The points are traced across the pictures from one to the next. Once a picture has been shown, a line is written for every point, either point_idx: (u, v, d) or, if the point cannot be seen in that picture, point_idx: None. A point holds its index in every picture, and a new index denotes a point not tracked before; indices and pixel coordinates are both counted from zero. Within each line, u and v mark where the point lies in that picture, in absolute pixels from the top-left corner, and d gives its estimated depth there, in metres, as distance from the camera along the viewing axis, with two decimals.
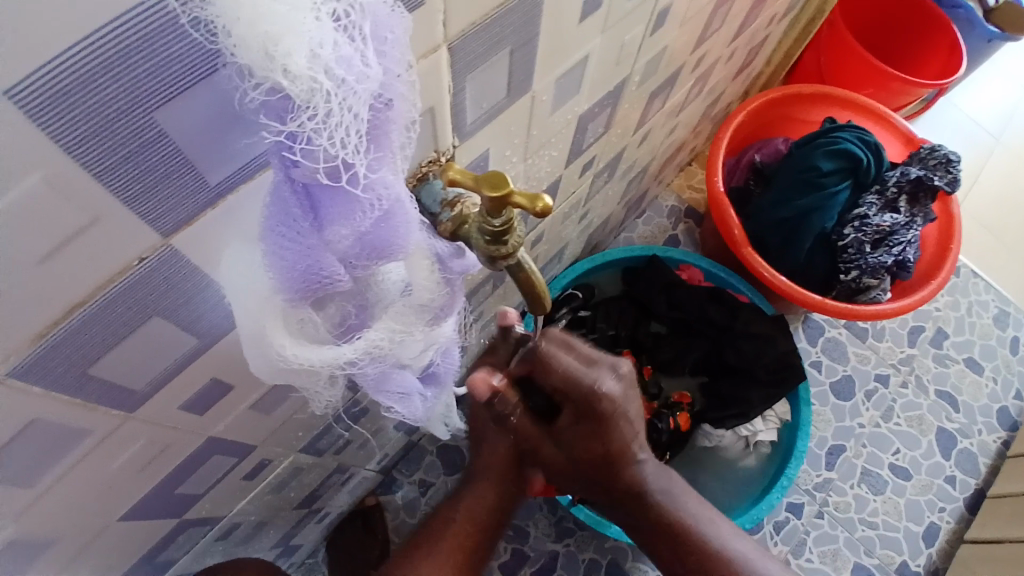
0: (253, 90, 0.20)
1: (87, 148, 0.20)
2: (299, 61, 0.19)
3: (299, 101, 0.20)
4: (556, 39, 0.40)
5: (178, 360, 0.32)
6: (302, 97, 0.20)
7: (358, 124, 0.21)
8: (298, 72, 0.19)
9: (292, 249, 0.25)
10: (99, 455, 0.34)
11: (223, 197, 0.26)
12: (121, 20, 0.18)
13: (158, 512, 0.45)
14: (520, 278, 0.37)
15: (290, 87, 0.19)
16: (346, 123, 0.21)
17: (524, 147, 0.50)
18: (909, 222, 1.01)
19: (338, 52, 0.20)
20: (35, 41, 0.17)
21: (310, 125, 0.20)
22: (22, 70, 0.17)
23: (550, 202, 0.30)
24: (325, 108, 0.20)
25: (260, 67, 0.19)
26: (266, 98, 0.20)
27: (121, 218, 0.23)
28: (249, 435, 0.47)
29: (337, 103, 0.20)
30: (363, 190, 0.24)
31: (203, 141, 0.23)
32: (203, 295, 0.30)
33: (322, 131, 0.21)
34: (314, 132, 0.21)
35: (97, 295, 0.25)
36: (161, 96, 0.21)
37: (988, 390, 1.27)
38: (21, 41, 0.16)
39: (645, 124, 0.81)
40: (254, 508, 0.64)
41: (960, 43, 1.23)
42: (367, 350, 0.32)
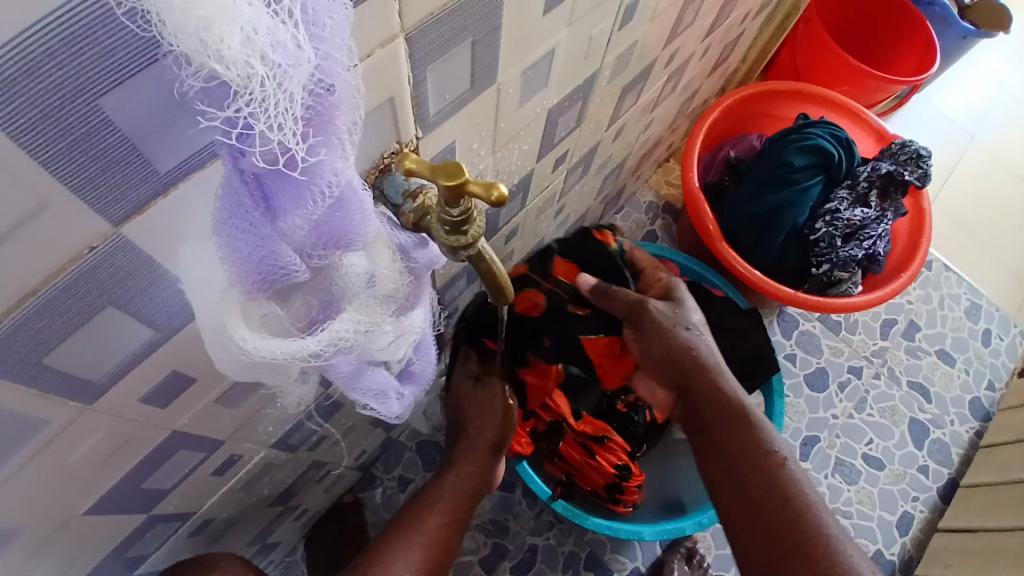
0: (193, 79, 0.20)
1: (30, 135, 0.20)
2: (233, 45, 0.18)
3: (239, 89, 0.19)
4: (519, 32, 0.41)
5: (138, 350, 0.32)
6: (240, 84, 0.19)
7: (299, 108, 0.21)
8: (234, 58, 0.18)
9: (247, 239, 0.25)
10: (57, 447, 0.33)
11: (175, 185, 0.25)
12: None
13: (125, 505, 0.45)
14: (482, 268, 0.37)
15: (228, 74, 0.19)
16: (284, 108, 0.21)
17: (493, 139, 0.50)
18: (879, 217, 1.04)
19: (273, 36, 0.19)
20: None
21: (248, 111, 0.20)
22: None
23: (505, 190, 0.30)
24: (261, 94, 0.20)
25: (198, 54, 0.18)
26: (206, 86, 0.20)
27: (67, 207, 0.23)
28: (217, 428, 0.47)
29: (273, 86, 0.20)
30: (309, 175, 0.24)
31: (151, 130, 0.23)
32: (159, 285, 0.29)
33: (261, 115, 0.20)
34: (252, 117, 0.20)
35: (48, 284, 0.24)
36: (107, 83, 0.21)
37: (960, 381, 1.30)
38: None
39: (618, 119, 0.81)
40: (225, 504, 0.64)
41: (932, 42, 1.25)
42: (333, 340, 0.31)
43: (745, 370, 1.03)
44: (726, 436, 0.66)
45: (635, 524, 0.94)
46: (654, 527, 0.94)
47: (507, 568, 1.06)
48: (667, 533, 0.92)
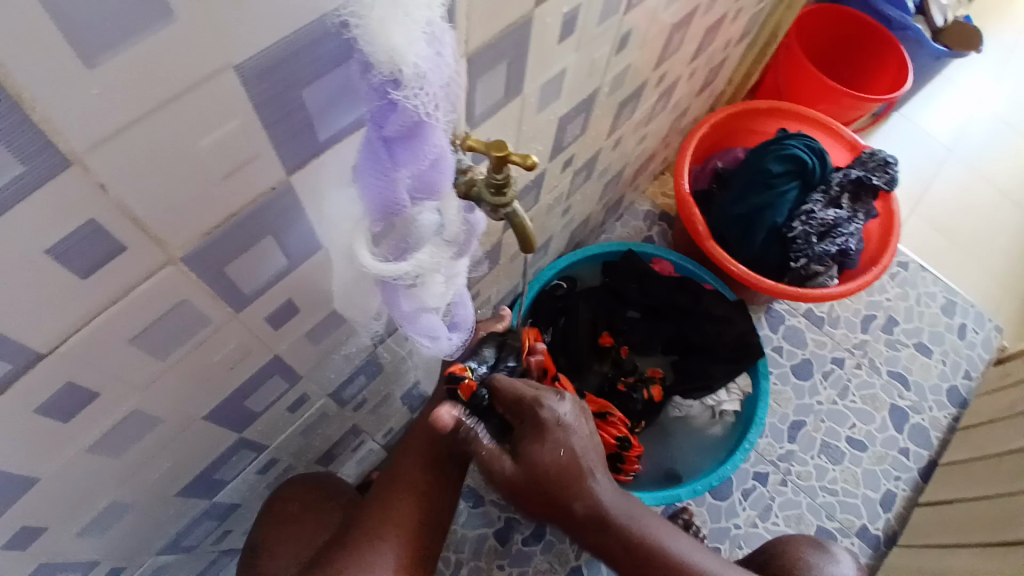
0: (376, 77, 0.32)
1: (265, 109, 0.33)
2: (410, 63, 0.31)
3: (406, 82, 0.32)
4: (540, 55, 0.55)
5: (276, 273, 0.45)
6: (408, 80, 0.32)
7: (434, 95, 0.34)
8: (410, 64, 0.31)
9: (376, 179, 0.38)
10: (207, 346, 0.46)
11: (324, 151, 0.39)
12: (306, 28, 0.31)
13: (229, 419, 0.58)
14: (516, 225, 0.50)
15: (404, 72, 0.32)
16: (426, 100, 0.34)
17: (517, 138, 0.64)
18: (851, 217, 1.17)
19: (427, 53, 0.32)
20: (259, 37, 0.29)
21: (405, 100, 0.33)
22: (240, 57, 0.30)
23: (535, 159, 0.43)
24: (416, 91, 0.33)
25: (387, 60, 0.31)
26: (383, 82, 0.33)
27: (267, 158, 0.36)
28: (300, 363, 0.60)
29: (424, 86, 0.33)
30: (428, 144, 0.37)
31: (323, 110, 0.36)
32: (301, 223, 0.43)
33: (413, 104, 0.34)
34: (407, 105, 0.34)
35: (242, 209, 0.38)
36: (310, 80, 0.34)
37: (937, 370, 1.42)
38: (247, 39, 0.29)
39: (616, 130, 0.95)
40: (288, 446, 0.77)
41: (904, 64, 1.41)
42: (417, 266, 0.45)
43: (730, 354, 1.16)
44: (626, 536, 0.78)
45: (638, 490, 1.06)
46: (652, 495, 1.05)
47: (518, 539, 1.17)
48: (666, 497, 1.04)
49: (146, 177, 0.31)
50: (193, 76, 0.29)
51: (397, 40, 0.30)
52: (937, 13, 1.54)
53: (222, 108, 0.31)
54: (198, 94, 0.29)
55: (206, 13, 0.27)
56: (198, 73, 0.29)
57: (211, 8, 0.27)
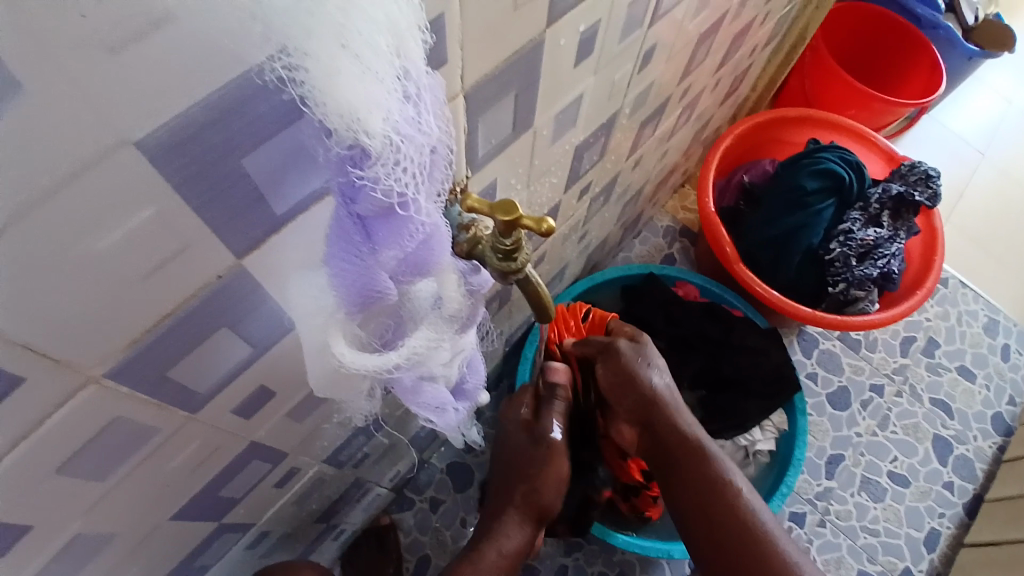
0: (335, 145, 0.24)
1: (189, 188, 0.25)
2: (375, 123, 0.23)
3: (374, 155, 0.24)
4: (554, 81, 0.46)
5: (238, 365, 0.37)
6: (376, 152, 0.24)
7: (415, 168, 0.26)
8: (376, 133, 0.24)
9: (352, 268, 0.29)
10: (161, 453, 0.38)
11: (284, 226, 0.31)
12: (234, 81, 0.23)
13: (204, 513, 0.50)
14: (529, 290, 0.42)
15: (368, 143, 0.24)
16: (405, 167, 0.26)
17: (528, 175, 0.55)
18: (892, 236, 1.07)
19: (401, 116, 0.25)
20: (163, 100, 0.21)
21: (380, 171, 0.25)
22: (146, 125, 0.22)
23: (553, 223, 0.35)
24: (390, 157, 0.25)
25: (345, 129, 0.23)
26: (346, 151, 0.25)
27: (204, 246, 0.28)
28: (283, 443, 0.52)
29: (399, 152, 0.25)
30: (414, 217, 0.29)
31: (275, 180, 0.28)
32: (263, 308, 0.34)
33: (389, 175, 0.25)
34: (381, 177, 0.25)
35: (180, 307, 0.30)
36: (249, 146, 0.26)
37: (981, 398, 1.31)
38: (148, 101, 0.21)
39: (637, 150, 0.86)
40: (279, 518, 0.69)
41: (937, 64, 1.30)
42: (408, 355, 0.37)
43: (766, 388, 1.06)
44: (686, 476, 0.71)
45: (665, 542, 0.97)
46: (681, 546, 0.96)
47: None
48: None
49: (29, 296, 0.23)
50: (75, 164, 0.21)
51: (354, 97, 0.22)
52: (970, 10, 1.43)
53: (124, 194, 0.23)
54: (83, 186, 0.22)
55: (76, 83, 0.19)
56: (80, 157, 0.21)
57: (85, 74, 0.19)
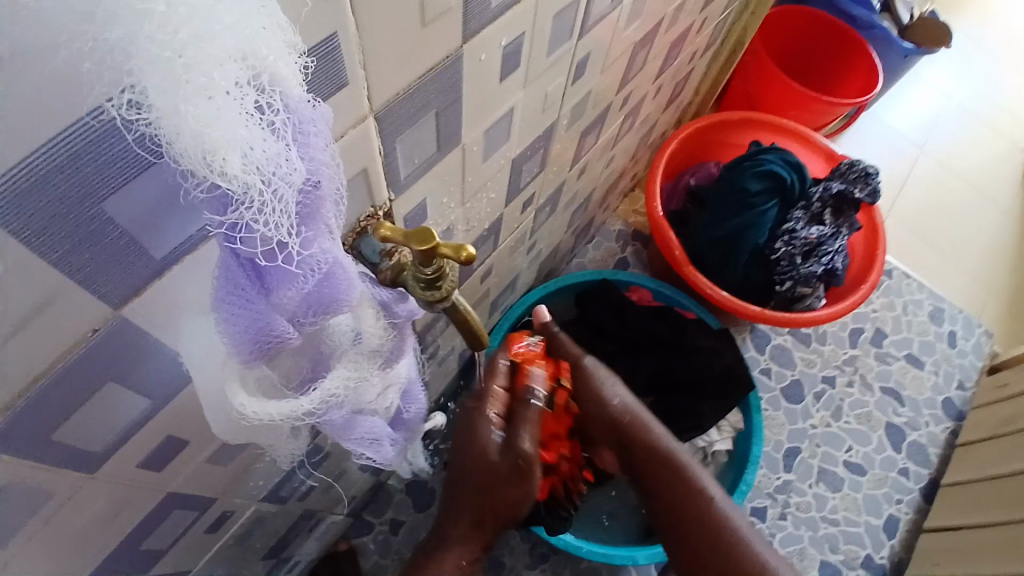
0: (196, 187, 0.22)
1: (43, 241, 0.22)
2: (233, 163, 0.21)
3: (238, 194, 0.22)
4: (479, 97, 0.44)
5: (136, 418, 0.34)
6: (239, 190, 0.22)
7: (290, 204, 0.24)
8: (234, 173, 0.21)
9: (243, 313, 0.27)
10: (58, 519, 0.35)
11: (169, 268, 0.28)
12: (76, 124, 0.20)
13: (123, 570, 0.47)
14: (457, 318, 0.40)
15: (227, 183, 0.22)
16: (280, 210, 0.24)
17: (461, 193, 0.53)
18: (834, 233, 1.09)
19: (267, 149, 0.22)
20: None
21: (248, 214, 0.23)
22: None
23: (473, 250, 0.33)
24: (259, 200, 0.23)
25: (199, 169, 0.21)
26: (208, 193, 0.23)
27: (72, 299, 0.25)
28: (209, 487, 0.49)
29: (270, 194, 0.23)
30: (304, 258, 0.27)
31: (147, 222, 0.25)
32: (155, 357, 0.32)
33: (259, 218, 0.23)
34: (252, 220, 0.23)
35: (54, 367, 0.27)
36: (108, 190, 0.23)
37: (930, 383, 1.34)
38: None
39: (581, 158, 0.86)
40: (219, 561, 0.65)
41: (874, 65, 1.33)
42: (324, 398, 0.34)
43: (720, 389, 1.06)
44: (655, 479, 0.74)
45: (628, 547, 0.95)
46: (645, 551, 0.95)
47: None
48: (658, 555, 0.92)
49: None
50: None
51: (208, 134, 0.20)
52: (903, 9, 1.47)
53: None
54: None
55: None
56: None
57: None
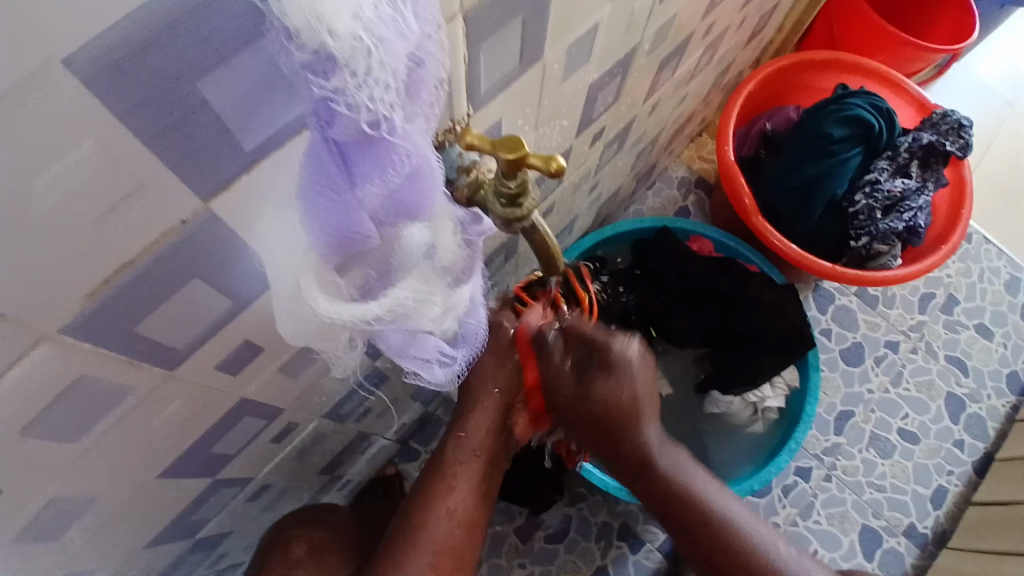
0: (297, 51, 0.20)
1: (136, 116, 0.22)
2: (345, 22, 0.20)
3: (342, 64, 0.21)
4: (566, 7, 0.41)
5: (217, 320, 0.34)
6: (346, 58, 0.21)
7: (394, 80, 0.23)
8: (342, 33, 0.20)
9: (328, 204, 0.27)
10: (140, 412, 0.36)
11: (257, 163, 0.27)
12: None
13: (195, 470, 0.48)
14: (535, 240, 0.38)
15: (334, 46, 0.20)
16: (382, 78, 0.23)
17: (536, 116, 0.51)
18: (920, 188, 1.02)
19: (376, 13, 0.21)
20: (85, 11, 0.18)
21: (351, 83, 0.22)
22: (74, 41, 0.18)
23: (563, 163, 0.31)
24: (365, 67, 0.22)
25: (307, 31, 0.20)
26: (310, 57, 0.21)
27: (161, 186, 0.24)
28: (276, 398, 0.50)
29: (376, 60, 0.22)
30: (396, 144, 0.25)
31: (241, 109, 0.24)
32: (239, 258, 0.31)
33: (362, 87, 0.22)
34: (355, 89, 0.22)
35: (144, 255, 0.26)
36: (205, 66, 0.22)
37: (998, 355, 1.27)
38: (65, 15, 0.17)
39: (655, 92, 0.81)
40: (279, 471, 0.68)
41: (972, 6, 1.21)
42: (392, 307, 0.33)
43: (781, 345, 1.02)
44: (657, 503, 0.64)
45: None
46: None
47: (541, 538, 1.06)
48: None
49: None
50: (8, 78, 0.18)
51: None
52: None
53: (57, 125, 0.20)
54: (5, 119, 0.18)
55: None
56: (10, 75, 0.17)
57: None
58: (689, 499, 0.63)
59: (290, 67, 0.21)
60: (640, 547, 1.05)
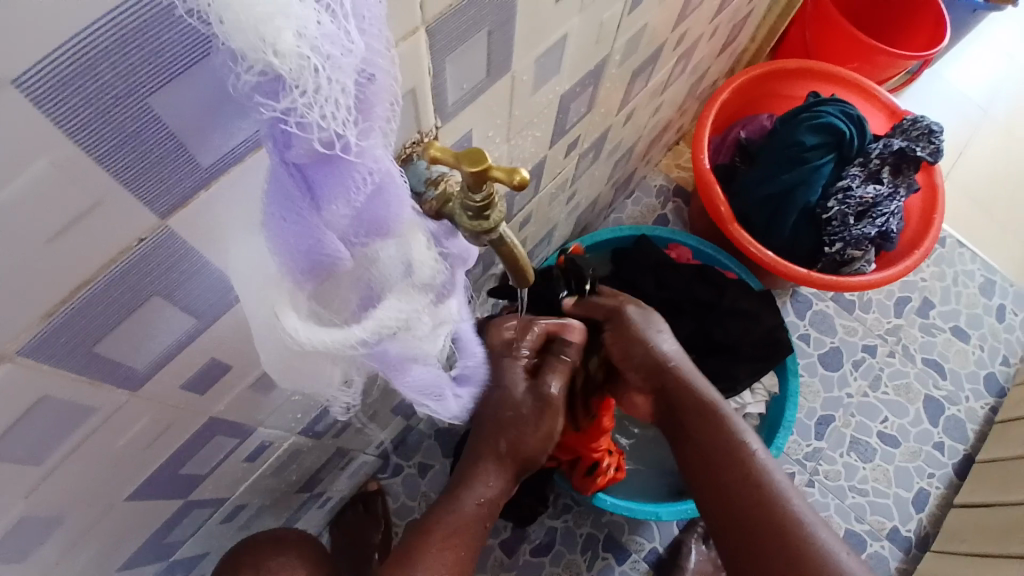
0: (246, 73, 0.21)
1: (87, 134, 0.21)
2: (287, 40, 0.20)
3: (290, 81, 0.21)
4: (533, 20, 0.41)
5: (181, 338, 0.34)
6: (293, 76, 0.21)
7: (345, 96, 0.23)
8: (286, 50, 0.20)
9: (296, 229, 0.27)
10: (104, 433, 0.35)
11: (215, 178, 0.27)
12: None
13: (166, 490, 0.47)
14: (504, 252, 0.38)
15: (280, 66, 0.20)
16: (333, 96, 0.22)
17: (507, 127, 0.51)
18: (892, 194, 1.03)
19: (320, 29, 0.21)
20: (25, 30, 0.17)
21: (302, 102, 0.22)
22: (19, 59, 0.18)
23: (527, 175, 0.31)
24: (313, 85, 0.21)
25: (252, 49, 0.20)
26: (258, 79, 0.21)
27: (117, 203, 0.24)
28: (249, 415, 0.49)
29: (325, 77, 0.22)
30: (355, 161, 0.25)
31: (195, 124, 0.24)
32: (201, 274, 0.31)
33: (313, 106, 0.22)
34: (307, 108, 0.22)
35: (100, 274, 0.26)
36: (154, 83, 0.22)
37: (974, 357, 1.29)
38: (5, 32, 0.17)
39: (629, 102, 0.82)
40: (257, 489, 0.66)
41: (938, 16, 1.24)
42: (376, 329, 0.32)
43: (759, 353, 1.03)
44: (693, 450, 0.67)
45: (653, 504, 0.93)
46: (670, 508, 0.92)
47: (527, 550, 1.05)
48: (683, 512, 0.91)
49: None
50: None
51: (261, 6, 0.19)
52: None
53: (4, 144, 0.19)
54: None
55: None
56: None
57: None
58: (735, 452, 0.64)
59: (240, 90, 0.22)
60: (626, 558, 1.04)
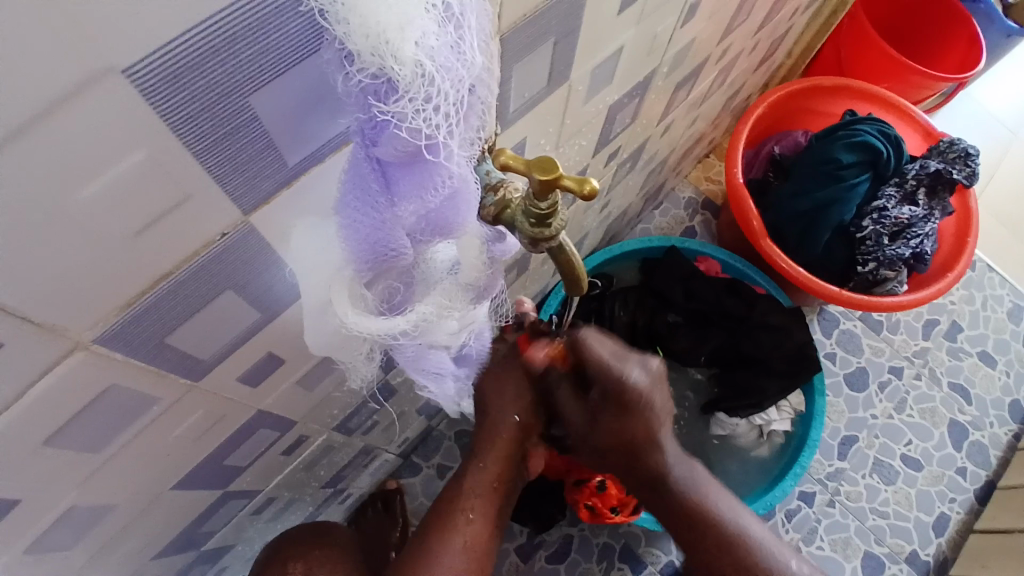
0: (359, 73, 0.22)
1: (190, 130, 0.22)
2: (406, 48, 0.21)
3: (401, 86, 0.22)
4: (593, 31, 0.42)
5: (244, 332, 0.34)
6: (405, 82, 0.22)
7: (449, 105, 0.23)
8: (404, 58, 0.21)
9: (365, 219, 0.27)
10: (162, 423, 0.36)
11: (297, 178, 0.28)
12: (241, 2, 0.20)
13: (207, 481, 0.48)
14: (560, 259, 0.38)
15: (396, 70, 0.21)
16: (436, 104, 0.23)
17: (557, 135, 0.51)
18: (927, 216, 1.02)
19: (435, 40, 0.22)
20: (138, 28, 0.18)
21: (409, 107, 0.22)
22: (132, 54, 0.18)
23: (596, 184, 0.31)
24: (421, 92, 0.22)
25: (369, 51, 0.21)
26: (370, 81, 0.22)
27: (206, 199, 0.25)
28: (291, 411, 0.50)
29: (434, 86, 0.22)
30: (442, 166, 0.25)
31: (288, 124, 0.25)
32: (271, 270, 0.32)
33: (417, 112, 0.23)
34: (409, 113, 0.23)
35: (183, 266, 0.27)
36: (261, 81, 0.22)
37: (1001, 383, 1.27)
38: (127, 27, 0.18)
39: (668, 115, 0.82)
40: (286, 484, 0.67)
41: (977, 37, 1.23)
42: (416, 321, 0.34)
43: (787, 367, 1.02)
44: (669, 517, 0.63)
45: None
46: None
47: (542, 558, 1.05)
48: None
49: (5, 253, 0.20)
50: (60, 87, 0.17)
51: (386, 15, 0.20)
52: None
53: (112, 137, 0.20)
54: (54, 129, 0.18)
55: (54, 9, 0.16)
56: (66, 85, 0.18)
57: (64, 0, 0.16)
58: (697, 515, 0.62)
59: (347, 88, 0.23)
60: (641, 570, 1.04)
